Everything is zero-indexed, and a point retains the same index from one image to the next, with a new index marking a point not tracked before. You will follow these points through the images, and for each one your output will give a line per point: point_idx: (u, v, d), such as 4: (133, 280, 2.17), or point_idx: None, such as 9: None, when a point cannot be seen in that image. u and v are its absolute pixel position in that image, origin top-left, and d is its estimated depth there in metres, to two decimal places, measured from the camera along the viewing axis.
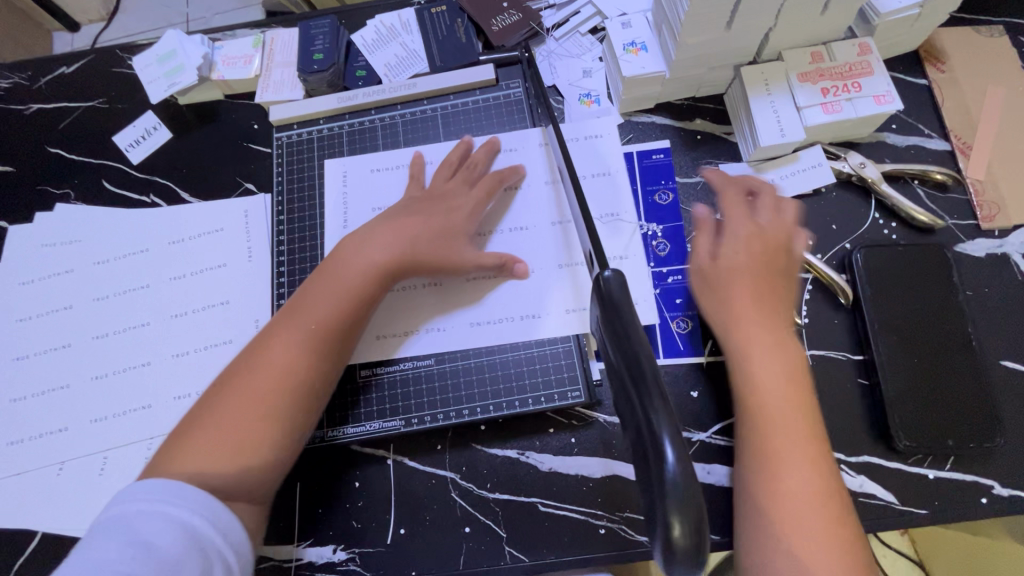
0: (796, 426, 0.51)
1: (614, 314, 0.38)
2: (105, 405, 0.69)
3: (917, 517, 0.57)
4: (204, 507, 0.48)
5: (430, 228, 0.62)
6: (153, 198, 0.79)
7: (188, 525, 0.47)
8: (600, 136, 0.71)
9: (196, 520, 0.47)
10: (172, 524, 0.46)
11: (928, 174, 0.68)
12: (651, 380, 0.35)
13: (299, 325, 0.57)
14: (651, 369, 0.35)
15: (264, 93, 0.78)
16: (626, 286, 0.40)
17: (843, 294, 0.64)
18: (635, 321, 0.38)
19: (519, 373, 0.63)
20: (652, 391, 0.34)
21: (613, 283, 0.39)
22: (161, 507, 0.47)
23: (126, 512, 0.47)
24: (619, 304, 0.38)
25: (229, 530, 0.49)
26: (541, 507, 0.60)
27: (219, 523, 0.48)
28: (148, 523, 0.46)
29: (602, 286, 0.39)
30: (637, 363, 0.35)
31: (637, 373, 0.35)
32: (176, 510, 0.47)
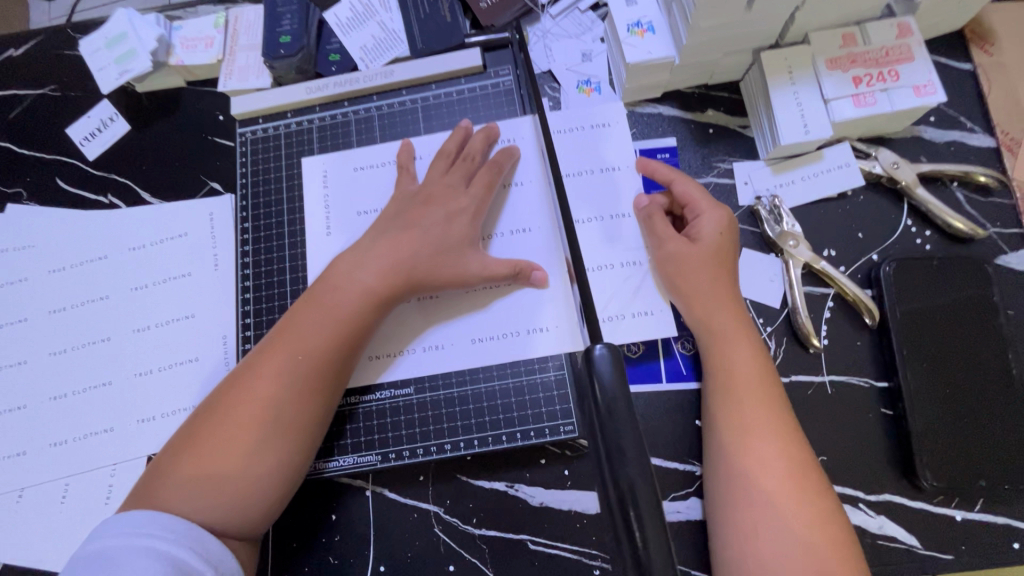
0: (763, 414, 0.50)
1: (608, 422, 0.28)
2: (66, 429, 0.64)
3: (942, 562, 0.53)
4: (195, 539, 0.44)
5: (428, 242, 0.55)
6: (112, 198, 0.72)
7: (177, 560, 0.43)
8: (604, 126, 0.64)
9: (187, 555, 0.44)
10: (162, 559, 0.42)
11: (970, 175, 0.60)
12: (651, 529, 0.25)
13: (286, 353, 0.51)
14: (653, 516, 0.25)
15: (228, 81, 0.70)
16: (624, 371, 0.30)
17: (869, 314, 0.57)
18: (636, 435, 0.28)
19: (506, 405, 0.57)
20: (653, 547, 0.25)
21: (606, 374, 0.29)
22: (147, 542, 0.43)
23: (110, 545, 0.43)
24: (616, 407, 0.29)
25: (222, 563, 0.45)
26: (531, 545, 0.56)
27: (211, 558, 0.45)
28: (135, 559, 0.42)
29: (593, 376, 0.29)
30: (636, 501, 0.26)
31: (631, 516, 0.26)
32: (166, 544, 0.43)
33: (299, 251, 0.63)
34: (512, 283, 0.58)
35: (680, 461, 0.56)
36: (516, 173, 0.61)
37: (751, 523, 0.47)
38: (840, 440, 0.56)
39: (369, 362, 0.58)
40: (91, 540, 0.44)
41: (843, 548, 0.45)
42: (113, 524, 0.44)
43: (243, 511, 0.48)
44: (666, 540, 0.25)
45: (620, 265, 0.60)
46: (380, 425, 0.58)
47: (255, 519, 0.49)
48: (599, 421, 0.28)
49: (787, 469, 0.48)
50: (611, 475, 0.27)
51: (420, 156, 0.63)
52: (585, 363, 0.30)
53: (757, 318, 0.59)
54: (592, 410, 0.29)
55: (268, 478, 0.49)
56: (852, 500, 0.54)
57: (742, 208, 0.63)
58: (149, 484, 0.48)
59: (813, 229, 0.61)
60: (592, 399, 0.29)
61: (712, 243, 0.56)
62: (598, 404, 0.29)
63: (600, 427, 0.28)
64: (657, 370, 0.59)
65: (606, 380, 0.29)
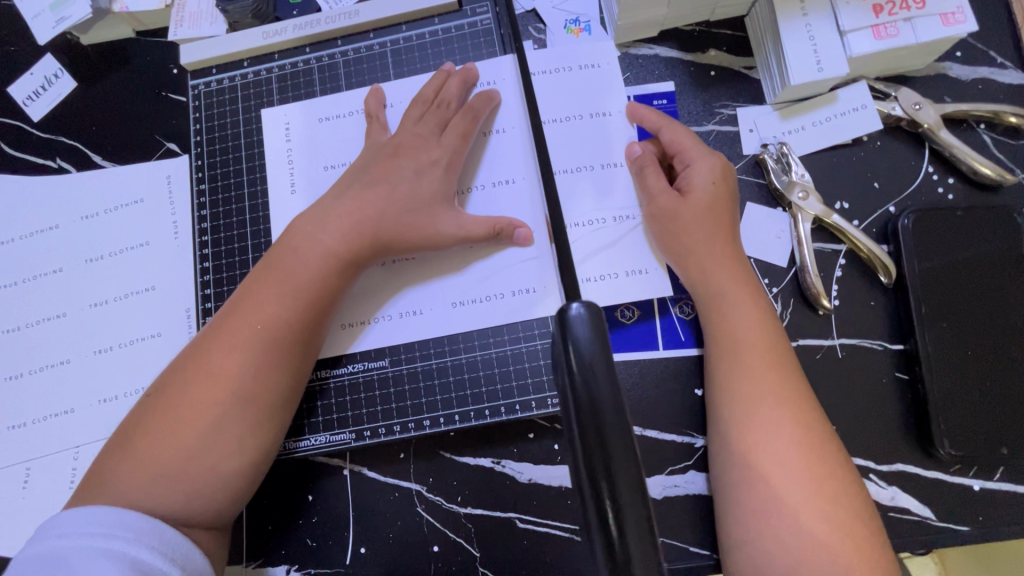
0: (768, 378, 0.46)
1: (584, 394, 0.23)
2: (24, 410, 0.60)
3: (957, 535, 0.49)
4: (158, 537, 0.40)
5: (396, 203, 0.50)
6: (61, 163, 0.66)
7: (138, 561, 0.39)
8: (593, 67, 0.58)
9: (148, 555, 0.39)
10: (120, 561, 0.38)
11: (1000, 116, 0.54)
12: (632, 528, 0.21)
13: (242, 324, 0.47)
14: (635, 513, 0.21)
15: (178, 28, 0.63)
16: (605, 330, 0.25)
17: (884, 271, 0.52)
18: (619, 412, 0.23)
19: (490, 377, 0.52)
20: (634, 548, 0.21)
21: (583, 337, 0.24)
22: (103, 542, 0.39)
23: (62, 546, 0.39)
24: (595, 378, 0.24)
25: (188, 561, 0.41)
26: (520, 523, 0.52)
27: (175, 557, 0.41)
28: (90, 562, 0.38)
29: (567, 340, 0.24)
30: (614, 494, 0.21)
31: (608, 513, 0.21)
32: (124, 544, 0.39)
33: (260, 214, 0.57)
34: (492, 244, 0.53)
35: (678, 433, 0.52)
36: (498, 120, 0.55)
37: (759, 497, 0.43)
38: (852, 407, 0.51)
39: (341, 330, 0.54)
40: (40, 539, 0.40)
41: (859, 519, 0.42)
42: (61, 522, 0.40)
43: (205, 497, 0.44)
44: (650, 539, 0.21)
45: (613, 221, 0.55)
46: (354, 400, 0.53)
47: (221, 503, 0.45)
48: (574, 395, 0.23)
49: (795, 435, 0.44)
50: (585, 462, 0.22)
51: (392, 104, 0.57)
52: (558, 326, 0.25)
53: (762, 279, 0.54)
54: (565, 382, 0.24)
55: (231, 459, 0.45)
56: (862, 470, 0.50)
57: (746, 157, 0.57)
58: (100, 473, 0.44)
59: (824, 180, 0.56)
60: (565, 369, 0.24)
61: (708, 197, 0.51)
62: (573, 375, 0.24)
63: (574, 404, 0.23)
64: (654, 336, 0.54)
65: (583, 346, 0.24)
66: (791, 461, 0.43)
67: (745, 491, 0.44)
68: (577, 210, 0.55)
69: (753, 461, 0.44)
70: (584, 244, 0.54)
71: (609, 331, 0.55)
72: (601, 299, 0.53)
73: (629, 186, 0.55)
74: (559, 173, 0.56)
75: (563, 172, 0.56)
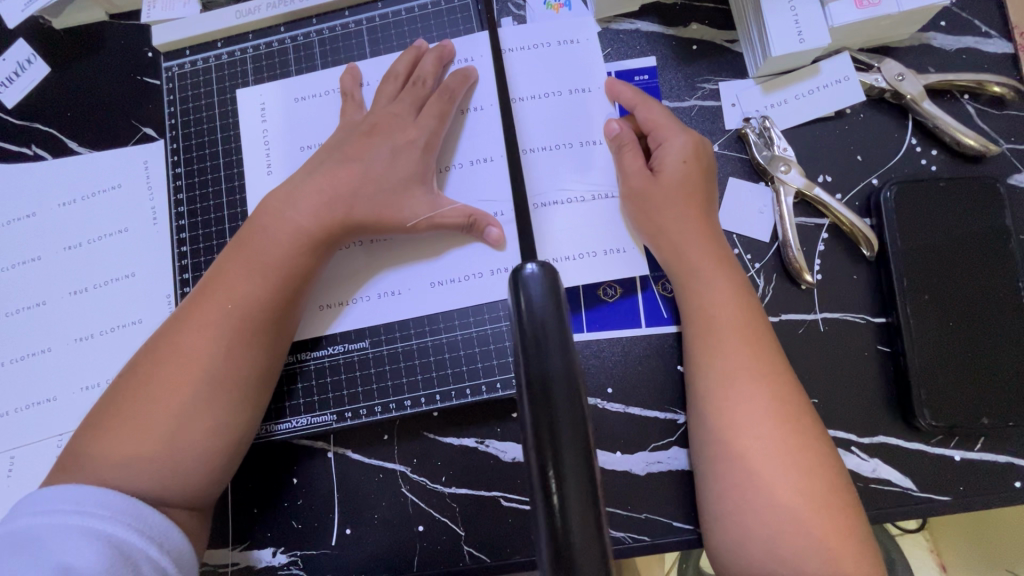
0: (742, 349, 0.46)
1: (533, 349, 0.24)
2: (6, 398, 0.60)
3: (939, 505, 0.49)
4: (133, 515, 0.41)
5: (370, 183, 0.49)
6: (36, 149, 0.65)
7: (114, 539, 0.39)
8: (573, 42, 0.57)
9: (125, 533, 0.40)
10: (95, 539, 0.38)
11: (984, 86, 0.54)
12: (573, 486, 0.22)
13: (213, 306, 0.46)
14: (576, 470, 0.22)
15: (151, 10, 0.60)
16: (560, 290, 0.25)
17: (866, 244, 0.52)
18: (567, 372, 0.23)
19: (470, 356, 0.52)
20: (572, 496, 0.21)
21: (536, 296, 0.25)
22: (79, 521, 0.39)
23: (36, 523, 0.39)
24: (546, 336, 0.24)
25: (166, 538, 0.42)
26: (504, 502, 0.52)
27: (153, 534, 0.41)
28: (64, 541, 0.38)
29: (521, 298, 0.25)
30: (557, 450, 0.22)
31: (548, 468, 0.22)
32: (99, 522, 0.39)
33: (237, 197, 0.57)
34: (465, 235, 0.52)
35: (661, 409, 0.52)
36: (475, 98, 0.54)
37: (737, 470, 0.43)
38: (834, 381, 0.51)
39: (320, 312, 0.53)
40: (14, 518, 0.40)
41: (832, 481, 0.42)
42: (38, 499, 0.40)
43: (181, 478, 0.44)
44: (591, 496, 0.22)
45: (593, 197, 0.54)
46: (334, 382, 0.53)
47: (198, 485, 0.45)
48: (525, 354, 0.24)
49: (771, 406, 0.44)
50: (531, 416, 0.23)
51: (368, 83, 0.56)
52: (514, 285, 0.25)
53: (744, 254, 0.54)
54: (518, 341, 0.24)
55: (205, 440, 0.45)
56: (844, 443, 0.50)
57: (728, 131, 0.56)
58: (76, 454, 0.44)
59: (806, 153, 0.55)
60: (518, 326, 0.25)
61: (683, 172, 0.50)
62: (526, 332, 0.24)
63: (523, 361, 0.24)
64: (636, 313, 0.54)
65: (536, 304, 0.25)
66: (767, 431, 0.43)
67: (722, 463, 0.44)
68: (557, 187, 0.54)
69: (729, 434, 0.44)
70: (565, 222, 0.54)
71: (592, 308, 0.54)
72: (581, 276, 0.53)
73: (609, 163, 0.55)
74: (539, 151, 0.55)
75: (541, 150, 0.55)
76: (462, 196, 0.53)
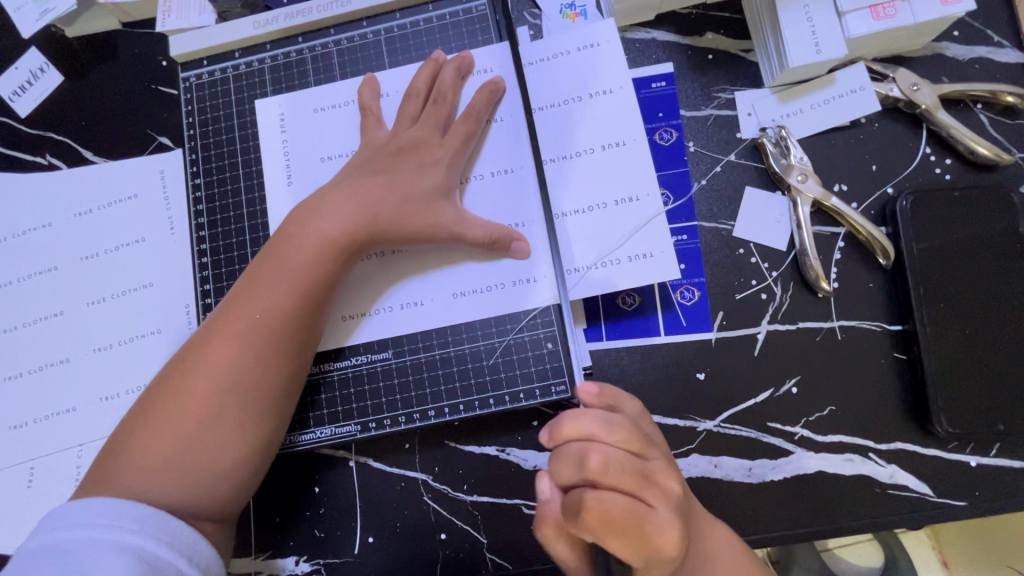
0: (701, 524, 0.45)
1: None
2: (26, 409, 0.60)
3: (954, 510, 0.50)
4: (163, 529, 0.41)
5: (393, 197, 0.50)
6: (51, 159, 0.65)
7: (144, 552, 0.39)
8: (594, 46, 0.56)
9: (154, 546, 0.40)
10: (127, 552, 0.39)
11: (997, 95, 0.54)
12: None
13: (241, 317, 0.47)
14: None
15: (166, 19, 0.60)
16: None
17: (882, 253, 0.53)
18: None
19: (493, 365, 0.53)
20: None
21: None
22: (108, 534, 0.39)
23: (64, 538, 0.39)
24: None
25: (194, 551, 0.42)
26: (525, 509, 0.53)
27: (181, 547, 0.41)
28: (96, 554, 0.38)
29: None
30: None
31: None
32: (128, 536, 0.40)
33: (258, 207, 0.57)
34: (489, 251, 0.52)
35: (680, 417, 0.53)
36: (495, 109, 0.54)
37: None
38: (851, 388, 0.52)
39: (342, 323, 0.54)
40: (43, 531, 0.40)
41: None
42: (64, 513, 0.41)
43: (212, 487, 0.45)
44: None
45: (614, 204, 0.54)
46: (358, 392, 0.54)
47: (228, 495, 0.46)
48: None
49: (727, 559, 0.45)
50: None
51: (387, 94, 0.56)
52: None
53: (761, 263, 0.55)
54: None
55: (234, 451, 0.45)
56: (861, 449, 0.51)
57: (744, 141, 0.57)
58: (106, 465, 0.44)
59: (822, 163, 0.56)
60: None
61: None
62: None
63: None
64: (655, 322, 0.55)
65: None
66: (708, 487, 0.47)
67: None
68: (577, 197, 0.54)
69: None
70: (584, 231, 0.54)
71: (612, 317, 0.55)
72: (597, 286, 0.52)
73: (627, 171, 0.54)
74: (557, 161, 0.55)
75: (557, 160, 0.55)
76: (483, 207, 0.53)
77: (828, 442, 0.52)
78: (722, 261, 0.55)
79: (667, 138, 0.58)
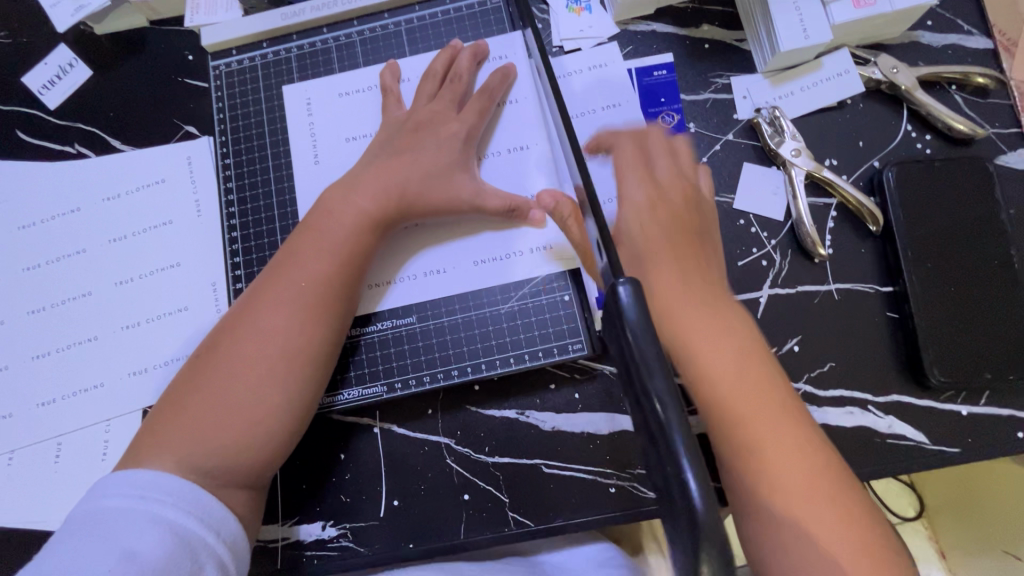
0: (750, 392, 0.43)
1: (642, 367, 0.28)
2: (53, 387, 0.61)
3: (950, 456, 0.53)
4: (194, 504, 0.43)
5: (417, 171, 0.53)
6: (79, 148, 0.67)
7: (176, 526, 0.42)
8: (601, 65, 0.63)
9: (185, 519, 0.42)
10: (162, 526, 0.41)
11: (969, 77, 0.60)
12: (672, 411, 0.27)
13: (285, 280, 0.49)
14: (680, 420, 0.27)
15: (194, 15, 0.66)
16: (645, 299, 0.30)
17: (872, 219, 0.57)
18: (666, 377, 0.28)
19: (512, 328, 0.55)
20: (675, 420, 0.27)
21: (632, 314, 0.29)
22: (143, 507, 0.42)
23: (105, 507, 0.42)
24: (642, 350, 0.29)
25: (222, 526, 0.44)
26: (545, 468, 0.55)
27: (210, 522, 0.43)
28: (132, 525, 0.41)
29: (620, 317, 0.30)
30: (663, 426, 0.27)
31: (661, 438, 0.27)
32: (162, 508, 0.42)
33: (286, 185, 0.60)
34: (509, 220, 0.55)
35: None
36: (511, 92, 0.58)
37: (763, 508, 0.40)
38: (848, 346, 0.56)
39: (369, 292, 0.56)
40: (85, 501, 0.43)
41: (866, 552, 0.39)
42: (104, 485, 0.43)
43: (252, 443, 0.46)
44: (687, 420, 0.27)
45: None
46: (384, 355, 0.56)
47: (266, 455, 0.47)
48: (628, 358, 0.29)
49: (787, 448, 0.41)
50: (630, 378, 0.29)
51: (407, 79, 0.60)
52: (612, 305, 0.30)
53: (761, 232, 0.59)
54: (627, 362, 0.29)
55: (276, 408, 0.47)
56: (861, 402, 0.54)
57: (741, 122, 0.61)
58: (151, 429, 0.46)
59: (814, 141, 0.60)
60: (622, 338, 0.30)
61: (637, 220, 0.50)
62: (628, 340, 0.29)
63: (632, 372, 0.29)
64: None
65: (632, 317, 0.29)
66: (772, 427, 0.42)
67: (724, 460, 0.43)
68: None
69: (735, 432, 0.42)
70: None
71: None
72: None
73: None
74: None
75: None
76: (501, 181, 0.57)
77: (830, 397, 0.55)
78: (724, 231, 0.59)
79: (669, 121, 0.61)
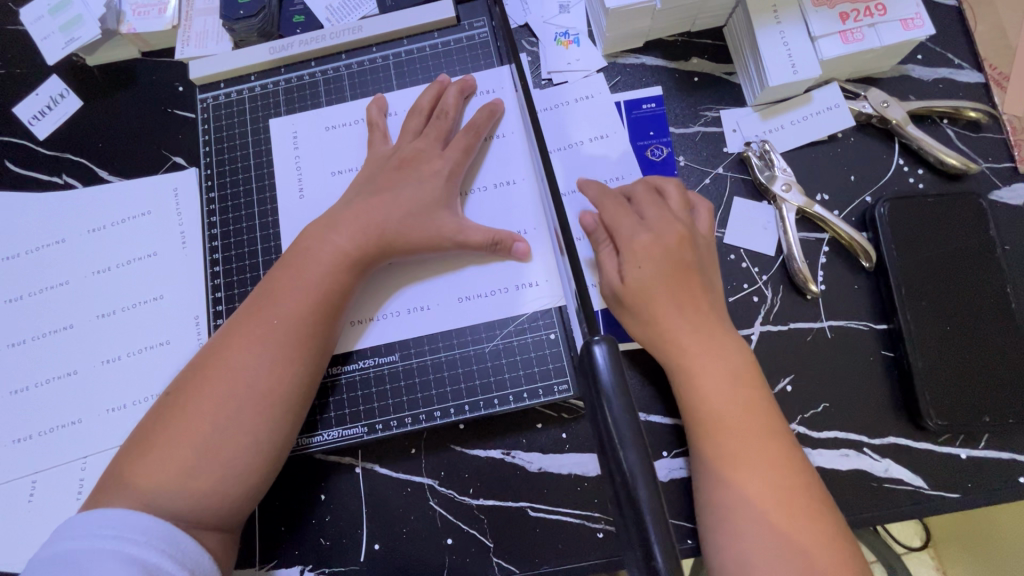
0: (745, 414, 0.46)
1: (615, 432, 0.28)
2: (30, 423, 0.60)
3: (949, 502, 0.52)
4: (168, 542, 0.42)
5: (400, 207, 0.52)
6: (66, 178, 0.67)
7: (148, 565, 0.40)
8: (587, 97, 0.62)
9: (157, 558, 0.41)
10: (133, 564, 0.39)
11: (961, 111, 0.59)
12: (641, 480, 0.27)
13: (261, 320, 0.48)
14: (649, 489, 0.27)
15: (185, 47, 0.66)
16: (618, 355, 0.30)
17: (865, 256, 0.56)
18: (637, 443, 0.28)
19: (496, 367, 0.54)
20: (643, 490, 0.27)
21: (603, 372, 0.29)
22: (113, 545, 0.40)
23: (71, 548, 0.40)
24: (612, 409, 0.28)
25: (196, 564, 0.42)
26: (531, 512, 0.53)
27: (186, 561, 0.42)
28: (101, 566, 0.39)
29: (591, 375, 0.29)
30: (633, 495, 0.27)
31: (629, 504, 0.27)
32: (134, 547, 0.40)
33: (270, 220, 0.60)
34: (493, 255, 0.54)
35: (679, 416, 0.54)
36: (498, 127, 0.58)
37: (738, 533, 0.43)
38: (843, 387, 0.54)
39: (352, 329, 0.56)
40: (51, 544, 0.41)
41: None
42: (73, 525, 0.41)
43: (223, 490, 0.45)
44: (655, 487, 0.27)
45: None
46: (364, 395, 0.55)
47: (235, 501, 0.46)
48: (601, 415, 0.29)
49: (770, 477, 0.44)
50: (603, 438, 0.28)
51: (394, 113, 0.60)
52: (584, 361, 0.30)
53: (752, 267, 0.58)
54: (597, 419, 0.29)
55: (242, 455, 0.46)
56: (856, 444, 0.53)
57: (730, 155, 0.61)
58: (119, 472, 0.45)
59: (805, 175, 0.60)
60: (593, 396, 0.29)
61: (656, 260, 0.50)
62: (599, 398, 0.29)
63: (604, 431, 0.28)
64: None
65: (604, 375, 0.29)
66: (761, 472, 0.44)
67: (710, 476, 0.46)
68: None
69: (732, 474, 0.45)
70: None
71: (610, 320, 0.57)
72: None
73: None
74: (573, 194, 0.60)
75: (575, 193, 0.60)
76: (486, 216, 0.56)
77: (824, 438, 0.53)
78: None
79: (657, 154, 0.61)
